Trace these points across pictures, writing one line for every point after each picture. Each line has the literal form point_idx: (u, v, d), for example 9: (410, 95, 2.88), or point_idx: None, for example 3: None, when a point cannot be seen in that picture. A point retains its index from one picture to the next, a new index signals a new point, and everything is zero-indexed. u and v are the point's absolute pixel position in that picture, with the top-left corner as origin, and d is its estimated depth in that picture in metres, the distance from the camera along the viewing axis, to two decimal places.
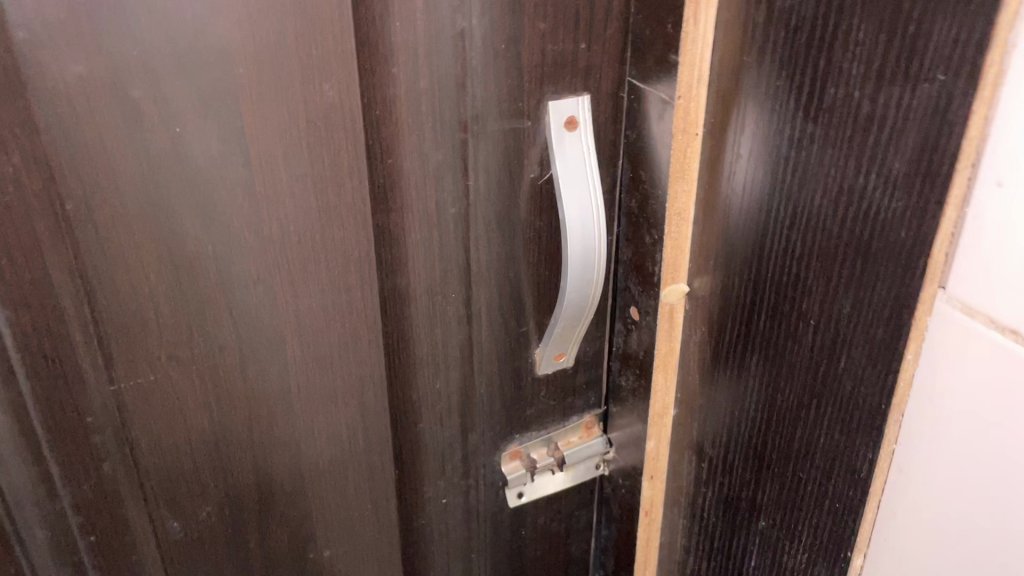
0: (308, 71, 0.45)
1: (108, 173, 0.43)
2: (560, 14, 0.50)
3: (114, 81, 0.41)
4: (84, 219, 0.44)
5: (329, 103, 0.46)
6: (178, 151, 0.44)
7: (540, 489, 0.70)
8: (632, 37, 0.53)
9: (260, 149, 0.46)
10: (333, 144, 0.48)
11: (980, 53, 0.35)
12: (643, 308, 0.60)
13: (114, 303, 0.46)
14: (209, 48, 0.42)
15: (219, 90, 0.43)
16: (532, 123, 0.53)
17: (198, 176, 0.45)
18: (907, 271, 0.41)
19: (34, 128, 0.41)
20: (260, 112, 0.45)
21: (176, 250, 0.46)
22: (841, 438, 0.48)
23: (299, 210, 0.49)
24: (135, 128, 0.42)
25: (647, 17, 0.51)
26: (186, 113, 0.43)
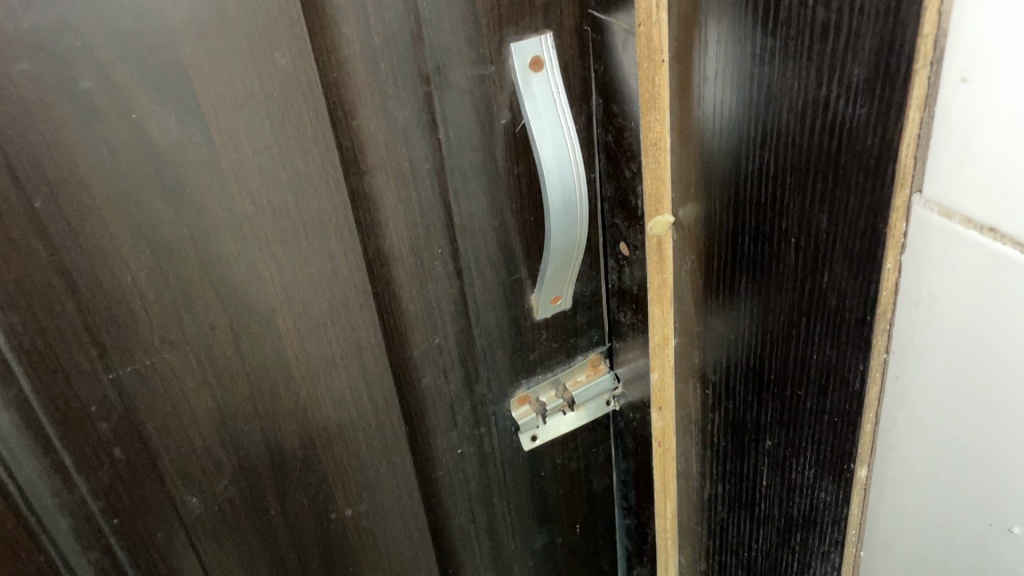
0: (257, 42, 0.45)
1: (71, 167, 0.43)
2: None
3: (62, 76, 0.41)
4: (56, 215, 0.44)
5: (284, 72, 0.46)
6: (138, 137, 0.44)
7: (553, 430, 0.71)
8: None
9: (220, 127, 0.46)
10: (294, 113, 0.47)
11: None
12: (632, 243, 0.59)
13: (98, 294, 0.47)
14: (152, 31, 0.42)
15: (169, 72, 0.43)
16: (496, 68, 0.52)
17: (162, 161, 0.45)
18: (877, 180, 0.41)
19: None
20: (214, 89, 0.45)
21: (151, 236, 0.47)
22: (833, 353, 0.48)
23: (269, 184, 0.49)
24: (90, 120, 0.43)
25: None
26: (140, 99, 0.43)
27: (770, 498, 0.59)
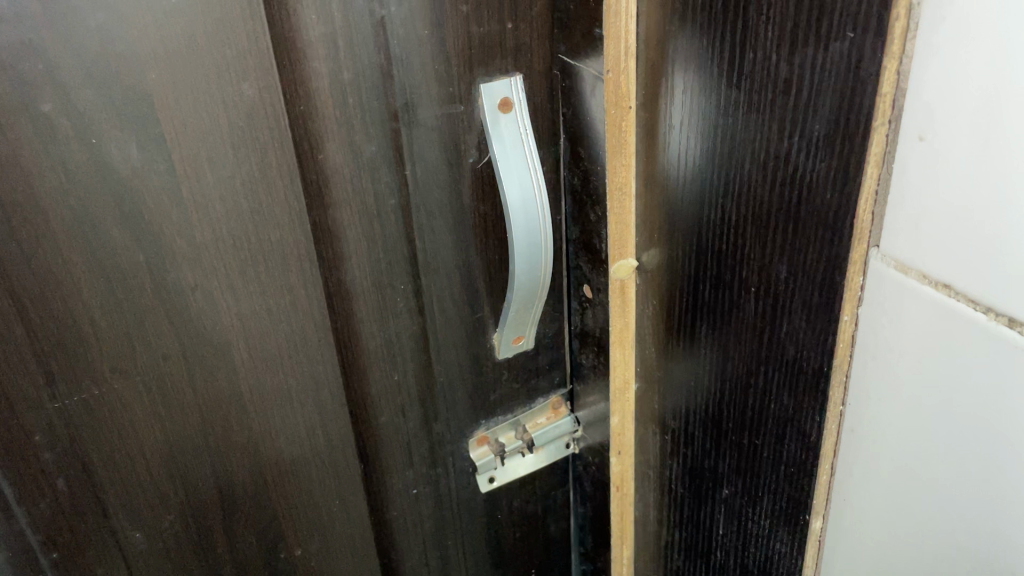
0: (224, 72, 0.44)
1: (27, 190, 0.42)
2: None
3: (21, 97, 0.40)
4: (8, 238, 0.43)
5: (250, 102, 0.46)
6: (98, 162, 0.43)
7: (511, 473, 0.70)
8: (559, 14, 0.52)
9: (183, 155, 0.45)
10: (259, 144, 0.47)
11: (885, 8, 0.35)
12: (596, 286, 0.59)
13: (48, 320, 0.46)
14: (118, 57, 0.41)
15: (133, 98, 0.43)
16: (465, 108, 0.53)
17: (121, 187, 0.44)
18: (835, 232, 0.41)
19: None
20: (178, 117, 0.44)
21: (106, 263, 0.46)
22: (790, 403, 0.48)
23: (231, 213, 0.48)
24: (49, 143, 0.42)
25: None
26: (102, 123, 0.43)
27: (726, 546, 0.59)
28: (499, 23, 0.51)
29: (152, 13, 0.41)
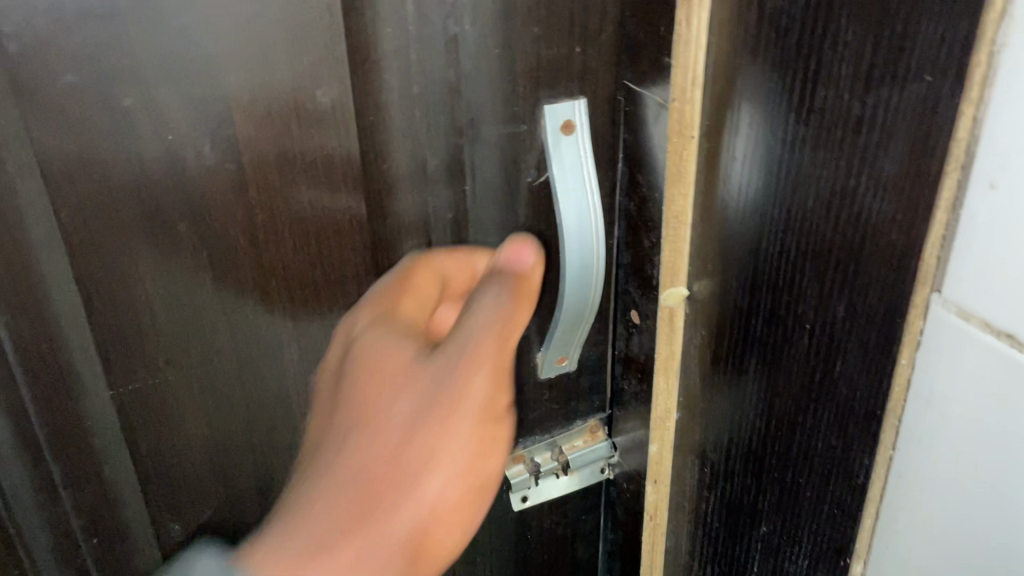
0: (299, 79, 0.45)
1: (103, 182, 0.43)
2: (552, 18, 0.50)
3: (105, 91, 0.41)
4: (79, 225, 0.44)
5: (321, 109, 0.47)
6: (172, 159, 0.44)
7: (544, 493, 0.70)
8: (627, 41, 0.52)
9: (253, 157, 0.46)
10: (326, 150, 0.48)
11: (967, 54, 0.36)
12: (644, 312, 0.60)
13: (110, 309, 0.47)
14: (200, 58, 0.43)
15: (210, 98, 0.44)
16: (528, 127, 0.53)
17: (192, 184, 0.45)
18: (898, 274, 0.41)
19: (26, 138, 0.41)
20: (252, 119, 0.45)
21: (170, 257, 0.47)
22: (838, 444, 0.48)
23: (293, 216, 0.49)
24: (127, 138, 0.43)
25: (641, 21, 0.51)
26: (179, 120, 0.44)
27: None
28: (567, 46, 0.51)
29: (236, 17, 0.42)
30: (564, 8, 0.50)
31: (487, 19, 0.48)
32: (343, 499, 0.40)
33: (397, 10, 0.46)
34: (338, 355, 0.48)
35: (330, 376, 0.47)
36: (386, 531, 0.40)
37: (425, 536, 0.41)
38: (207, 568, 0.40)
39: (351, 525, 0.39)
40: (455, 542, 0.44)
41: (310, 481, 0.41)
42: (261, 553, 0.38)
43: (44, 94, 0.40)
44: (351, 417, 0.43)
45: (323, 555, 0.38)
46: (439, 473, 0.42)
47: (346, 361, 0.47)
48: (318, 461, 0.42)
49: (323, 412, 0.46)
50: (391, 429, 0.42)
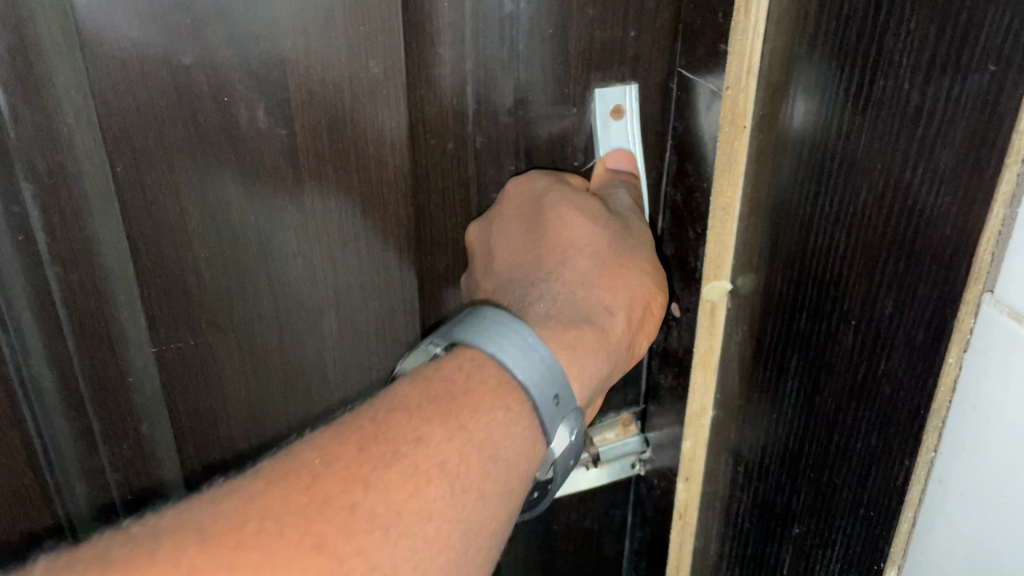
0: (355, 48, 0.46)
1: (158, 140, 0.44)
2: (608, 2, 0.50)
3: (167, 49, 0.42)
4: (133, 181, 0.45)
5: (374, 79, 0.47)
6: (227, 120, 0.45)
7: (573, 484, 0.69)
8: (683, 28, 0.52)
9: (306, 123, 0.47)
10: (376, 121, 0.48)
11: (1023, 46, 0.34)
12: (684, 306, 0.59)
13: (158, 267, 0.48)
14: (259, 21, 0.43)
15: (267, 62, 0.44)
16: (577, 110, 0.53)
17: (245, 147, 0.46)
18: (951, 270, 0.40)
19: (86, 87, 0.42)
20: (306, 85, 0.46)
21: (221, 219, 0.48)
22: (879, 443, 0.47)
23: (341, 186, 0.49)
24: (185, 97, 0.44)
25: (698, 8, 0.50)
26: (236, 82, 0.44)
27: None
28: (622, 29, 0.51)
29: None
30: None
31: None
32: (570, 311, 0.51)
33: None
34: (518, 204, 0.53)
35: (516, 222, 0.52)
36: (619, 326, 0.51)
37: (650, 310, 0.53)
38: (535, 352, 0.47)
39: (598, 333, 0.50)
40: (640, 348, 0.55)
41: (579, 298, 0.52)
42: (564, 353, 0.48)
43: (105, 47, 0.41)
44: (608, 249, 0.53)
45: (582, 354, 0.49)
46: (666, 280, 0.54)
47: (540, 213, 0.52)
48: (593, 270, 0.53)
49: (490, 255, 0.54)
50: (633, 277, 0.53)
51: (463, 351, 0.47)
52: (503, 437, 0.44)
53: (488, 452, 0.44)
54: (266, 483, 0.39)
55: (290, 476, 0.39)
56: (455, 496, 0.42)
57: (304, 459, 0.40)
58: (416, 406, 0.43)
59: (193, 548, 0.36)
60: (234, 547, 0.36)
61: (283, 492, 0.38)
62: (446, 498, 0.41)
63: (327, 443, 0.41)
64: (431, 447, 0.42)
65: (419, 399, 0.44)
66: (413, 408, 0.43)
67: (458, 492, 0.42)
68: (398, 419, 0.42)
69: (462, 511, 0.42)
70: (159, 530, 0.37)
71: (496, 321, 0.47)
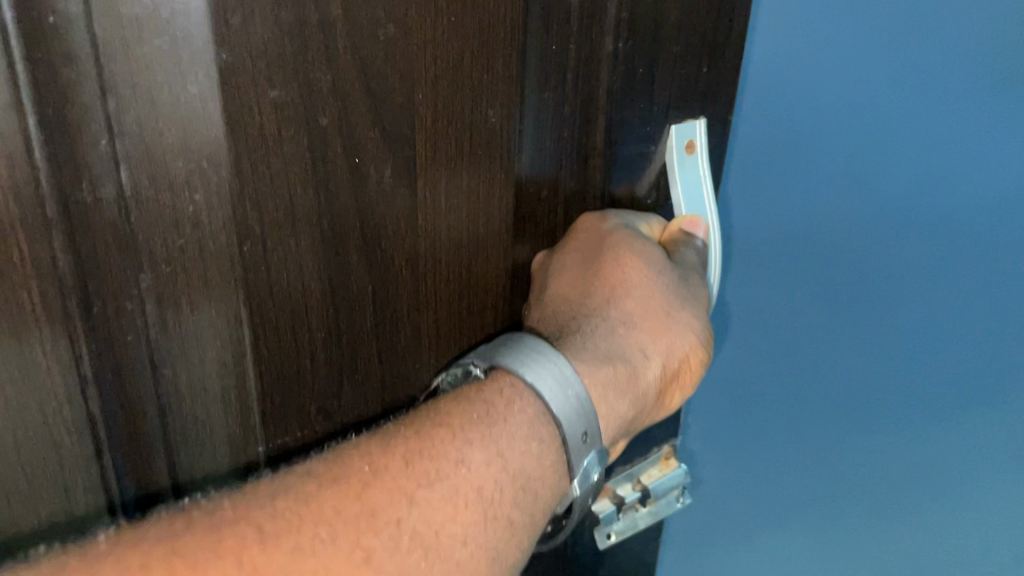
0: (478, 97, 0.43)
1: (288, 208, 0.39)
2: (690, 39, 0.51)
3: (306, 108, 0.37)
4: (260, 261, 0.39)
5: (492, 129, 0.44)
6: (355, 184, 0.41)
7: (628, 527, 0.68)
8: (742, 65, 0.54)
9: (428, 180, 0.43)
10: (489, 173, 0.46)
11: None
12: None
13: (275, 355, 0.42)
14: (396, 72, 0.39)
15: (400, 116, 0.40)
16: (656, 148, 0.53)
17: (369, 210, 0.42)
18: None
19: (227, 146, 0.36)
20: (432, 140, 0.42)
21: (338, 291, 0.43)
22: None
23: (452, 244, 0.46)
24: (319, 160, 0.39)
25: None
26: (368, 142, 0.40)
27: None
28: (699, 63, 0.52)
29: (436, 21, 0.40)
30: (699, 29, 0.51)
31: (641, 35, 0.48)
32: (604, 345, 0.48)
33: (566, 29, 0.45)
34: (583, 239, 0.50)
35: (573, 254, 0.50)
36: (651, 372, 0.49)
37: (684, 366, 0.52)
38: (571, 388, 0.43)
39: (631, 373, 0.48)
40: (668, 401, 0.53)
41: (621, 336, 0.50)
42: (596, 390, 0.45)
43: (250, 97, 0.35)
44: (654, 295, 0.51)
45: (612, 395, 0.46)
46: (703, 332, 0.52)
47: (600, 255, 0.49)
48: (637, 313, 0.51)
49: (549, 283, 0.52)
50: (678, 334, 0.51)
51: (500, 376, 0.43)
52: (536, 469, 0.41)
53: (521, 483, 0.40)
54: (318, 486, 0.35)
55: (339, 482, 0.36)
56: (488, 522, 0.38)
57: (353, 465, 0.37)
58: (459, 425, 0.40)
59: (252, 547, 0.32)
60: (295, 550, 0.33)
61: (332, 500, 0.35)
62: (480, 523, 0.38)
63: (372, 453, 0.37)
64: (472, 471, 0.38)
65: (463, 421, 0.40)
66: (456, 429, 0.40)
67: (489, 520, 0.38)
68: (442, 436, 0.39)
69: (492, 540, 0.38)
70: (216, 520, 0.33)
71: (536, 349, 0.43)
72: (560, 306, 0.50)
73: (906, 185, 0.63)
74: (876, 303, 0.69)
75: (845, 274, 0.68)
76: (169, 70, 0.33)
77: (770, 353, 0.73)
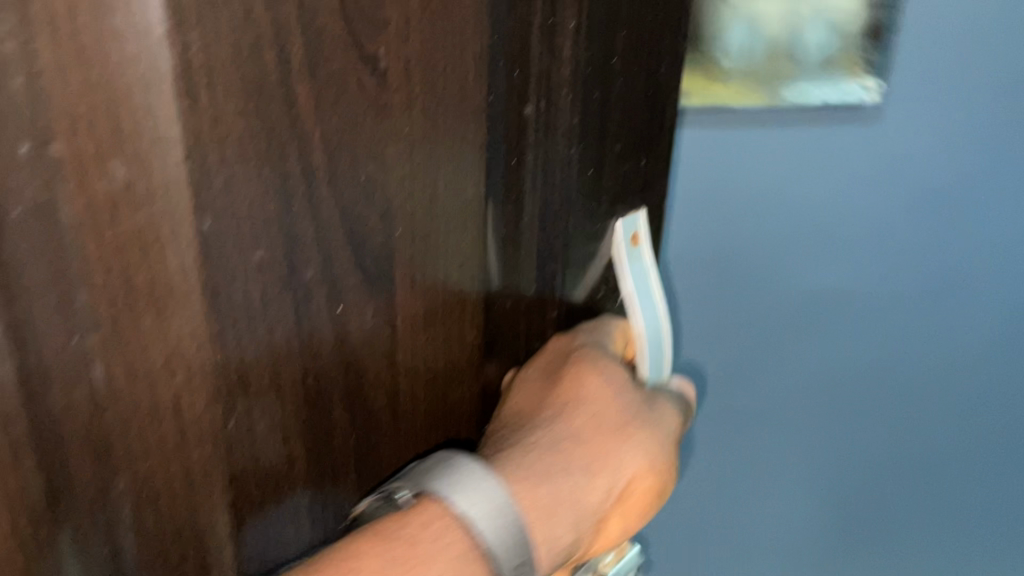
0: (451, 223, 0.41)
1: (274, 372, 0.35)
2: (632, 135, 0.51)
3: (289, 264, 0.34)
4: (243, 439, 0.35)
5: (465, 251, 0.42)
6: (338, 334, 0.37)
7: None
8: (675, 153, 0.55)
9: (407, 315, 0.40)
10: (463, 295, 0.43)
11: None
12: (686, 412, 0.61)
13: (259, 534, 0.37)
14: (375, 210, 0.36)
15: (380, 256, 0.37)
16: (604, 244, 0.52)
17: (351, 358, 0.38)
18: None
19: (204, 272, 0.31)
20: (411, 274, 0.39)
21: (322, 449, 0.39)
22: None
23: (429, 377, 0.43)
24: (302, 317, 0.35)
25: None
26: (351, 288, 0.37)
27: None
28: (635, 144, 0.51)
29: (414, 151, 0.37)
30: (639, 125, 0.51)
31: (592, 137, 0.47)
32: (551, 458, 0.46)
33: (524, 141, 0.44)
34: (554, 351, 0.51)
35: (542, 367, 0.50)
36: (597, 496, 0.47)
37: (632, 495, 0.49)
38: (501, 513, 0.41)
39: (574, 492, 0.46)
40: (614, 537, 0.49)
41: (567, 450, 0.47)
42: (531, 508, 0.43)
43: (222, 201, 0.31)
44: (604, 411, 0.49)
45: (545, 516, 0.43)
46: (654, 456, 0.50)
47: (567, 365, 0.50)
48: (586, 427, 0.49)
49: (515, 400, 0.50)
50: (625, 457, 0.49)
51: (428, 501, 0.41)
52: None
53: None
54: None
55: None
56: None
57: None
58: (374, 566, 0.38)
59: None
60: None
61: None
62: None
63: None
64: None
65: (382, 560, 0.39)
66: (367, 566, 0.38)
67: None
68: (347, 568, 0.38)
69: None
70: None
71: (469, 469, 0.41)
72: (512, 422, 0.48)
73: (901, 232, 0.73)
74: (813, 360, 0.79)
75: (784, 350, 0.79)
76: (133, 158, 0.28)
77: (733, 425, 0.83)
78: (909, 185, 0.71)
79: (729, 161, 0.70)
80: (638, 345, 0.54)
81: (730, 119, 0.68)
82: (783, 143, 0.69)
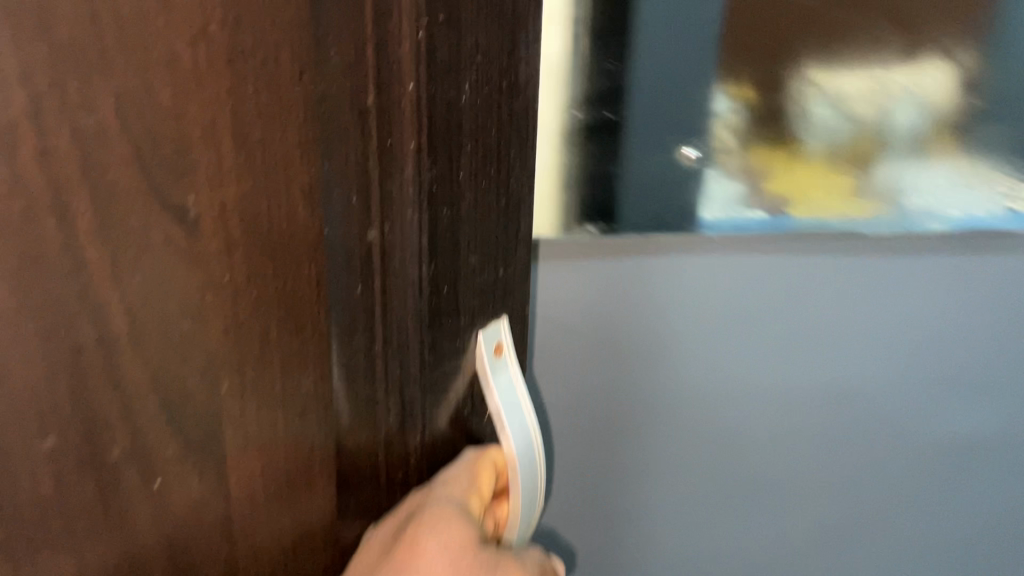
0: (286, 366, 0.37)
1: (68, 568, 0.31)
2: (485, 247, 0.48)
3: (87, 437, 0.30)
4: None
5: (304, 393, 0.38)
6: (154, 510, 0.33)
7: None
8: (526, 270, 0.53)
9: (237, 472, 0.36)
10: (302, 443, 0.39)
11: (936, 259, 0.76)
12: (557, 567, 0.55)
13: None
14: (192, 367, 0.33)
15: (199, 413, 0.34)
16: (467, 361, 0.49)
17: (168, 533, 0.34)
18: None
19: None
20: (239, 427, 0.36)
21: None
22: None
23: (268, 530, 0.39)
24: (107, 498, 0.31)
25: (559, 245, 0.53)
26: (164, 458, 0.33)
27: None
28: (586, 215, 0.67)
29: (238, 293, 0.34)
30: (494, 234, 0.49)
31: (445, 250, 0.45)
32: None
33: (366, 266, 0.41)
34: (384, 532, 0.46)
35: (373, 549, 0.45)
36: None
37: None
38: None
39: None
40: None
41: None
42: None
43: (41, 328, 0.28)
44: None
45: None
46: None
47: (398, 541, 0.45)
48: None
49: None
50: None
51: None
52: None
53: None
54: None
55: None
56: None
57: None
58: None
59: None
60: None
61: None
62: None
63: None
64: None
65: None
66: None
67: None
68: None
69: None
70: None
71: None
72: None
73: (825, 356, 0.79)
74: (851, 465, 0.85)
75: (842, 430, 0.83)
76: None
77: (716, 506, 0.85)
78: (888, 342, 0.79)
79: (620, 286, 0.73)
80: (511, 470, 0.49)
81: (581, 262, 0.71)
82: (745, 278, 0.75)
